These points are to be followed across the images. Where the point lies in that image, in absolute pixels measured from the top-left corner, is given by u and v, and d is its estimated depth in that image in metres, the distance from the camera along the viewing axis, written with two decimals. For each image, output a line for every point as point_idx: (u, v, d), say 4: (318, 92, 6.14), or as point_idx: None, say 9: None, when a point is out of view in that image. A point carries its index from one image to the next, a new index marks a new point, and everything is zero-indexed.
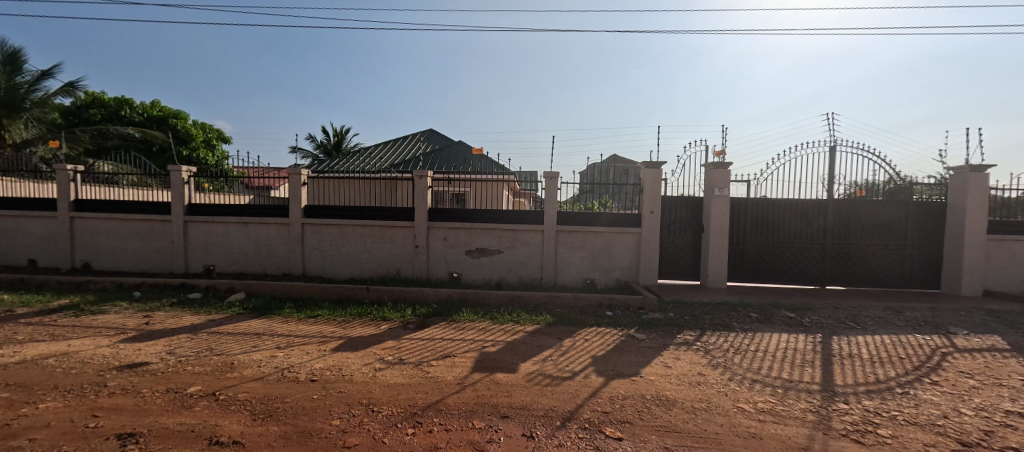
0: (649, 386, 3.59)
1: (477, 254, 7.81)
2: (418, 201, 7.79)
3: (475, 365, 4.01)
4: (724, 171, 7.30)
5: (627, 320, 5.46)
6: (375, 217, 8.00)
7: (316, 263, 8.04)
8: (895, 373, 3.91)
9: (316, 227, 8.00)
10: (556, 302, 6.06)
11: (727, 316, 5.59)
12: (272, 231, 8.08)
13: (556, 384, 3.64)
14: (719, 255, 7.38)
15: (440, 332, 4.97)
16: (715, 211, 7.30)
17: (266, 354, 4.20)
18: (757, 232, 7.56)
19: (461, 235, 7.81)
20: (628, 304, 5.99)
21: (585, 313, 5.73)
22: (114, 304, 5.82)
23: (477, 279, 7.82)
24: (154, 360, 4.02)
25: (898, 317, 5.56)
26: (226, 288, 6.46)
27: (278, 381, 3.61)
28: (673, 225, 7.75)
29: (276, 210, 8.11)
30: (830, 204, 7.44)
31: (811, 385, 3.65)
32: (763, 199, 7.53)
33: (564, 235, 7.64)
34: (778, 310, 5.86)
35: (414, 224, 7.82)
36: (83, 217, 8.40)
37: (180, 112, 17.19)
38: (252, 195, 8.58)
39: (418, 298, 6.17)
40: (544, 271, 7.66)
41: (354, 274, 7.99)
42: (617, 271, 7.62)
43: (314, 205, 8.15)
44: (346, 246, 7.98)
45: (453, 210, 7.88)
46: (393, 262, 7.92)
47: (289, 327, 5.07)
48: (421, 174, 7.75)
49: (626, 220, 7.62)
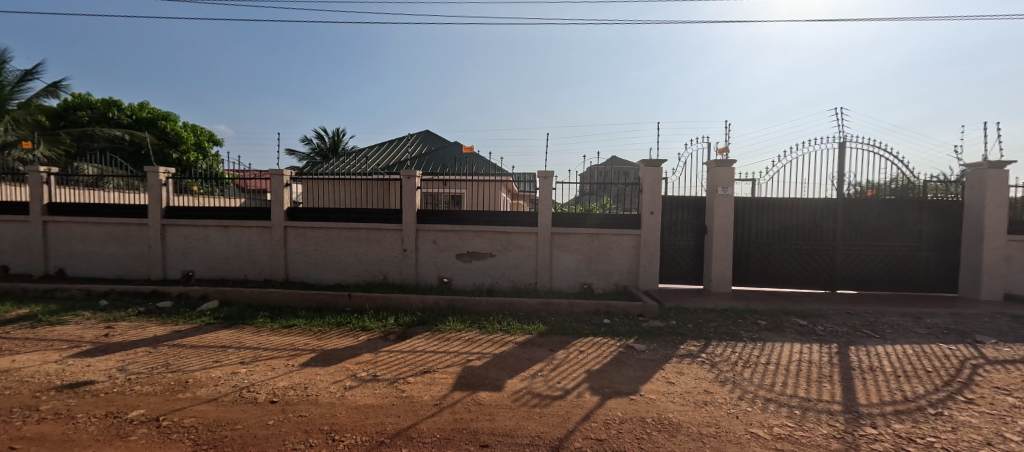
0: (650, 407, 3.18)
1: (468, 258, 7.42)
2: (406, 202, 7.42)
3: (457, 382, 3.62)
4: (728, 169, 6.91)
5: (626, 328, 5.07)
6: (362, 220, 7.62)
7: (300, 268, 7.65)
8: (924, 389, 3.51)
9: (300, 231, 7.62)
10: (550, 309, 5.66)
11: (734, 324, 5.19)
12: (253, 235, 7.69)
13: (546, 404, 3.24)
14: (724, 258, 6.98)
15: (423, 343, 4.58)
16: (719, 211, 6.91)
17: (227, 371, 3.80)
18: (763, 234, 7.17)
19: (452, 238, 7.43)
20: (627, 311, 5.59)
21: (581, 322, 5.32)
22: (76, 314, 5.43)
23: (468, 284, 7.43)
24: (102, 378, 3.63)
25: (918, 325, 5.16)
26: (200, 295, 6.07)
27: (233, 403, 3.21)
28: (675, 226, 7.36)
29: (258, 212, 7.73)
30: (840, 203, 7.06)
31: (831, 404, 3.25)
32: (769, 199, 7.14)
33: (560, 237, 7.25)
34: (788, 317, 5.47)
35: (402, 227, 7.44)
36: (57, 221, 8.03)
37: (170, 113, 16.82)
38: (246, 198, 8.32)
39: (403, 305, 5.77)
40: (538, 276, 7.27)
41: (340, 280, 7.60)
42: (616, 275, 7.23)
43: (298, 207, 7.76)
44: (331, 250, 7.59)
45: (443, 212, 7.51)
46: (380, 266, 7.54)
47: (259, 339, 4.68)
48: (410, 175, 7.38)
49: (625, 222, 7.23)
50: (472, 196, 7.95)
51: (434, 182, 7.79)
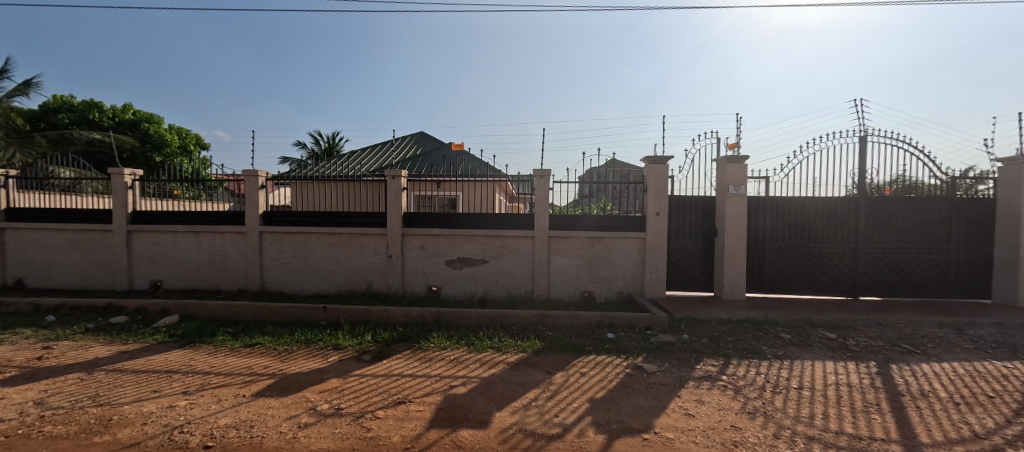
0: (668, 450, 2.59)
1: (459, 264, 6.84)
2: (391, 204, 6.84)
3: (435, 417, 3.03)
4: (740, 165, 6.34)
5: (633, 345, 4.49)
6: (344, 224, 7.05)
7: (277, 277, 7.06)
8: (993, 422, 2.93)
9: (276, 236, 7.04)
10: (548, 322, 5.07)
11: (755, 339, 4.61)
12: (225, 241, 7.10)
13: (540, 447, 2.65)
14: (737, 263, 6.40)
15: (401, 365, 3.99)
16: (730, 211, 6.34)
17: (163, 404, 3.21)
18: (778, 236, 6.61)
19: (441, 243, 6.85)
20: (633, 324, 5.01)
21: (582, 337, 4.73)
22: (14, 332, 4.84)
23: (459, 293, 6.84)
24: (9, 416, 3.03)
25: (962, 338, 4.57)
26: (159, 309, 5.49)
27: (156, 449, 2.62)
28: (682, 229, 6.80)
29: (231, 217, 7.15)
30: (860, 202, 6.51)
31: (888, 444, 2.66)
32: (784, 198, 6.59)
33: (558, 242, 6.68)
34: (814, 329, 4.88)
35: (386, 231, 6.86)
36: (15, 228, 7.44)
37: (154, 116, 16.23)
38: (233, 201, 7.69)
39: (383, 319, 5.18)
40: (535, 284, 6.69)
41: (320, 289, 7.01)
42: (619, 282, 6.65)
43: (275, 211, 7.19)
44: (311, 257, 7.01)
45: (431, 215, 6.94)
46: (364, 274, 6.95)
47: (213, 362, 4.09)
48: (395, 174, 6.81)
49: (628, 224, 6.68)
50: (467, 199, 7.38)
51: (423, 182, 7.22)
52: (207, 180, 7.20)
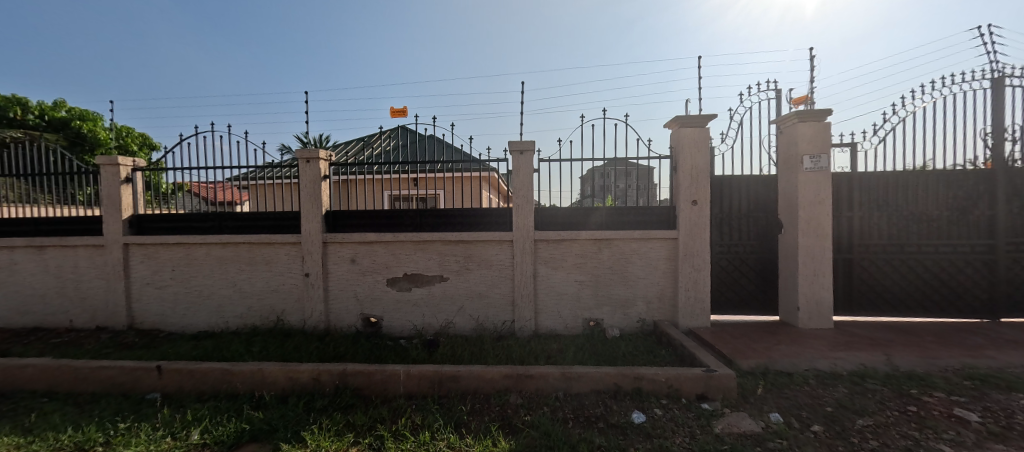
0: None
1: (406, 285, 4.73)
2: (305, 199, 4.75)
3: None
4: (819, 125, 4.18)
5: (686, 447, 2.33)
6: (244, 230, 4.96)
7: (151, 308, 4.98)
8: None
9: (147, 250, 4.94)
10: (528, 389, 2.94)
11: (915, 425, 2.44)
12: (80, 259, 5.03)
13: None
14: (819, 276, 4.21)
15: None
16: (805, 195, 4.18)
17: None
18: (873, 231, 4.47)
19: (380, 254, 4.74)
20: (677, 392, 2.86)
21: (587, 424, 2.58)
22: None
23: (407, 327, 4.73)
24: None
25: None
26: None
27: None
28: (729, 225, 4.69)
29: (87, 224, 5.09)
30: (999, 175, 4.36)
31: None
32: (880, 174, 4.49)
33: (552, 249, 4.55)
34: (1006, 396, 2.70)
35: (301, 240, 4.75)
36: None
37: (92, 113, 14.14)
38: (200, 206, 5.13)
39: (249, 392, 3.05)
40: (517, 312, 4.57)
41: (212, 325, 4.92)
42: (639, 306, 4.52)
43: (148, 215, 5.09)
44: (196, 279, 4.92)
45: (367, 213, 4.84)
46: (272, 302, 4.85)
47: None
48: (309, 156, 4.72)
49: (648, 218, 4.59)
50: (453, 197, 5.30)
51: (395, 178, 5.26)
52: (68, 172, 5.14)
